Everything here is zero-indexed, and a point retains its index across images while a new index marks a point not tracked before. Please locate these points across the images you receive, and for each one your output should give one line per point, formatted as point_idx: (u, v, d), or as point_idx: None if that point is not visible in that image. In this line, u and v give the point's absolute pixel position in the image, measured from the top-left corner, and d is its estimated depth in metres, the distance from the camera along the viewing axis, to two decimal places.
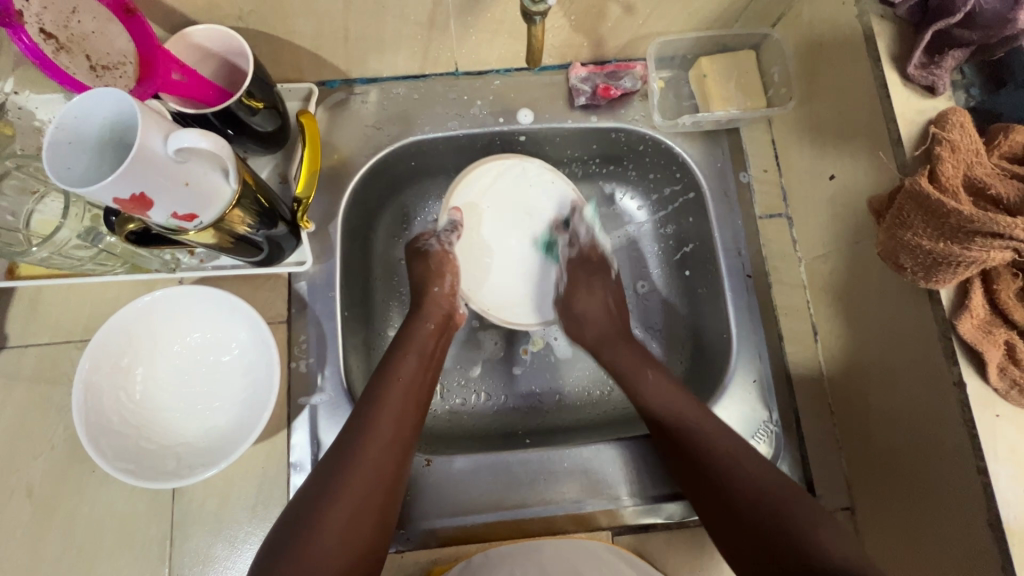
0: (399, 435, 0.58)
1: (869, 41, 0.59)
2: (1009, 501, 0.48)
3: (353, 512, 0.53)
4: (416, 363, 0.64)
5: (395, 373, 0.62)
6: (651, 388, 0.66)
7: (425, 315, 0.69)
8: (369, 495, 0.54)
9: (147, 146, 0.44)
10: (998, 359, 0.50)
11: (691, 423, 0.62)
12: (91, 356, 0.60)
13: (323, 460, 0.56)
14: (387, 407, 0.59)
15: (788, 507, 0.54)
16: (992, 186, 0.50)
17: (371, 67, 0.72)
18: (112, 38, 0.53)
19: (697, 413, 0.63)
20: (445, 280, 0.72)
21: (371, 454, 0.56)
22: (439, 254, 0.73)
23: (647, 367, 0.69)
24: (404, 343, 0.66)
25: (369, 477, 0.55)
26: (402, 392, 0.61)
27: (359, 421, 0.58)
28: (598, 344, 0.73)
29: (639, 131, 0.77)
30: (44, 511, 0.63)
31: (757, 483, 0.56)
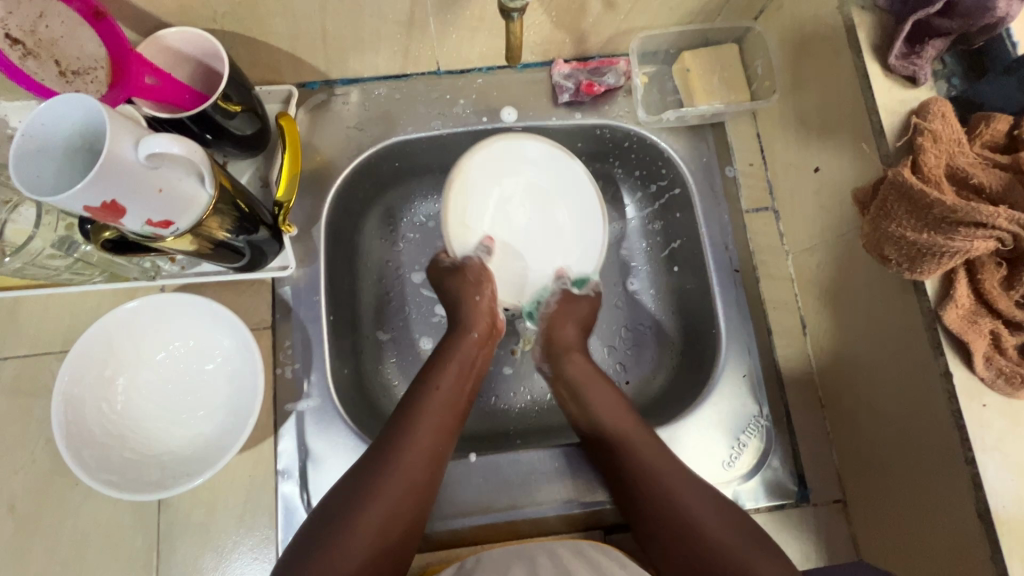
0: (433, 447, 0.59)
1: (850, 32, 0.59)
2: (998, 491, 0.48)
3: (384, 523, 0.54)
4: (456, 374, 0.65)
5: (435, 385, 0.63)
6: (578, 374, 0.69)
7: (467, 326, 0.68)
8: (400, 506, 0.56)
9: (117, 153, 0.43)
10: (984, 349, 0.50)
11: (634, 440, 0.64)
12: (71, 367, 0.59)
13: (355, 469, 0.57)
14: (424, 422, 0.60)
15: (677, 502, 0.60)
16: (975, 175, 0.50)
17: (351, 68, 0.71)
18: (81, 42, 0.51)
19: (649, 450, 0.63)
20: (485, 291, 0.68)
21: (405, 467, 0.57)
22: (477, 266, 0.68)
23: (599, 379, 0.68)
24: (445, 355, 0.66)
25: (399, 489, 0.56)
26: (439, 406, 0.62)
27: (395, 432, 0.59)
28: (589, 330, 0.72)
29: (624, 127, 0.77)
30: (26, 527, 0.62)
31: (699, 511, 0.59)
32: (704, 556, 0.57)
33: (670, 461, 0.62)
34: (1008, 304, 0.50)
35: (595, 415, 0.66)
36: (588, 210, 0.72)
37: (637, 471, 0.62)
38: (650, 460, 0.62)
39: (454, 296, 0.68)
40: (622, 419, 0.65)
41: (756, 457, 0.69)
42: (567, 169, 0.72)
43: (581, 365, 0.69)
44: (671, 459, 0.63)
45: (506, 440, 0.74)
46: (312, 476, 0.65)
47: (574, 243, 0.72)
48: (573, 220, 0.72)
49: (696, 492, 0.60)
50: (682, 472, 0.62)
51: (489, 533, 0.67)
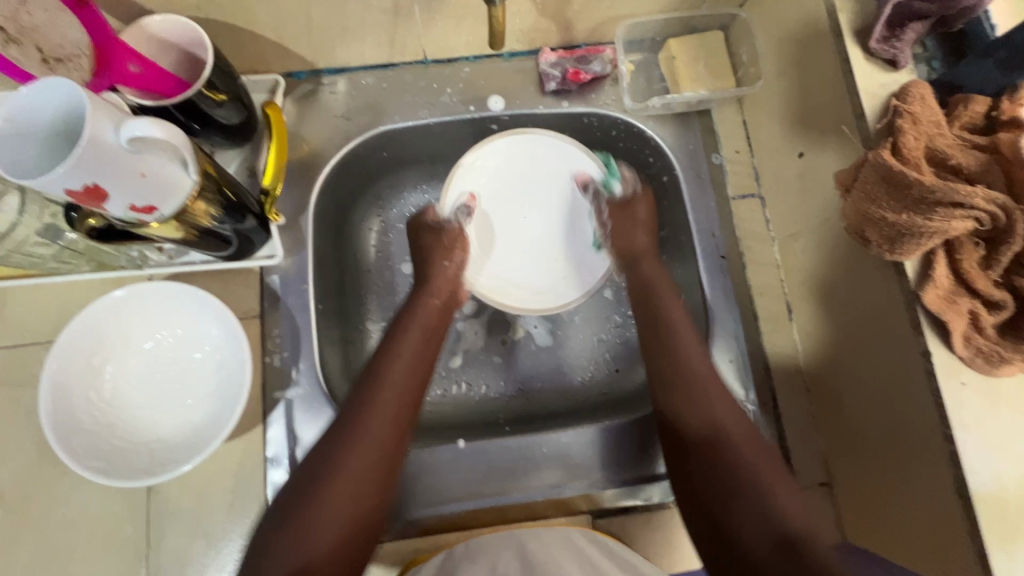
0: (401, 412, 0.57)
1: (832, 17, 0.59)
2: (976, 469, 0.49)
3: (358, 485, 0.52)
4: (419, 337, 0.64)
5: (396, 350, 0.62)
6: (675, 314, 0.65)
7: (430, 292, 0.69)
8: (374, 471, 0.54)
9: (98, 135, 0.43)
10: (963, 328, 0.50)
11: (693, 384, 0.60)
12: (58, 355, 0.59)
13: (325, 435, 0.55)
14: (388, 387, 0.58)
15: (723, 446, 0.54)
16: (953, 157, 0.51)
17: (337, 57, 0.72)
18: None
19: (721, 400, 0.58)
20: (454, 257, 0.72)
21: (374, 434, 0.55)
22: (455, 230, 0.73)
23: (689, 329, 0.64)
24: (405, 322, 0.65)
25: (371, 454, 0.54)
26: (406, 370, 0.60)
27: (361, 395, 0.57)
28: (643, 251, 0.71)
29: (611, 114, 0.77)
30: (16, 515, 0.62)
31: (745, 449, 0.54)
32: (731, 487, 0.51)
33: (729, 409, 0.57)
34: (986, 284, 0.50)
35: (688, 361, 0.61)
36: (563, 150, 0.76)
37: (704, 426, 0.56)
38: (697, 407, 0.58)
39: (426, 251, 0.72)
40: (698, 367, 0.61)
41: None
42: (516, 143, 0.76)
43: (677, 313, 0.65)
44: (734, 416, 0.57)
45: (495, 428, 0.75)
46: (301, 464, 0.66)
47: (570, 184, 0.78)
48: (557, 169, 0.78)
49: (769, 455, 0.53)
50: (749, 428, 0.56)
51: (479, 518, 0.68)
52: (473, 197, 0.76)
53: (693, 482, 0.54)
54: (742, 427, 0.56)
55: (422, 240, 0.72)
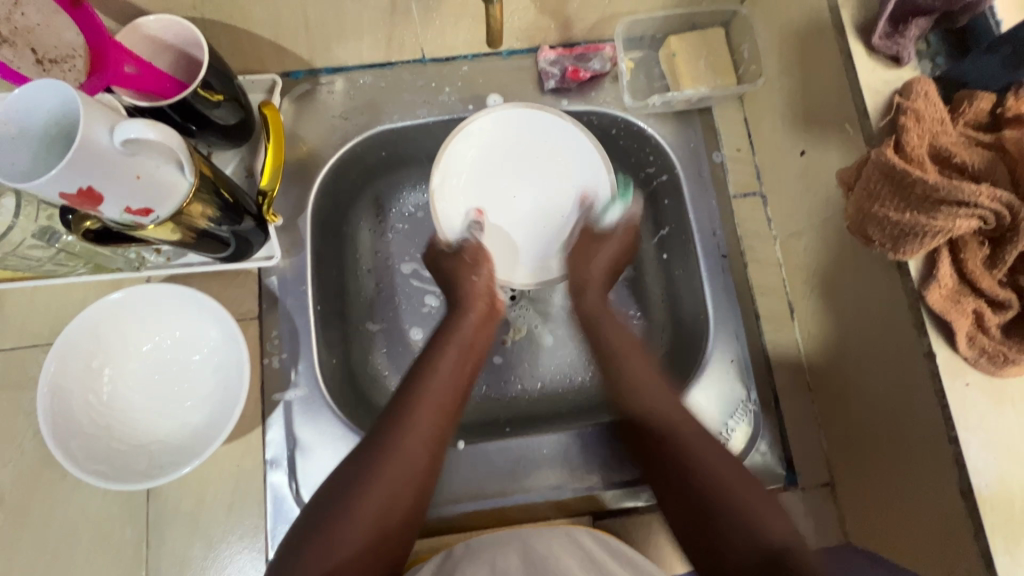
0: (436, 431, 0.59)
1: (834, 13, 0.58)
2: (981, 470, 0.48)
3: (387, 502, 0.54)
4: (456, 356, 0.65)
5: (434, 366, 0.63)
6: (617, 340, 0.69)
7: (467, 306, 0.69)
8: (403, 488, 0.55)
9: (90, 137, 0.42)
10: (967, 328, 0.50)
11: (649, 388, 0.64)
12: (57, 357, 0.59)
13: (356, 450, 0.57)
14: (426, 404, 0.59)
15: (693, 449, 0.58)
16: (958, 154, 0.50)
17: (335, 56, 0.71)
18: (58, 30, 0.52)
19: (665, 404, 0.62)
20: (482, 271, 0.70)
21: (410, 451, 0.56)
22: (474, 245, 0.71)
23: (636, 348, 0.68)
24: (445, 338, 0.66)
25: (404, 471, 0.55)
26: (443, 386, 0.61)
27: (398, 411, 0.58)
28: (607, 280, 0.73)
29: (611, 113, 0.76)
30: (15, 518, 0.62)
31: (715, 468, 0.56)
32: (726, 498, 0.53)
33: (672, 407, 0.62)
34: (992, 284, 0.50)
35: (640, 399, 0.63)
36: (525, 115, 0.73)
37: (663, 420, 0.61)
38: (666, 415, 0.61)
39: (452, 274, 0.71)
40: (661, 403, 0.62)
41: (744, 442, 0.69)
42: (476, 131, 0.73)
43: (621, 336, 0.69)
44: (709, 443, 0.58)
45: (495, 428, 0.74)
46: (300, 465, 0.65)
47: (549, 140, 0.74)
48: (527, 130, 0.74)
49: (719, 453, 0.57)
50: (726, 452, 0.57)
51: (479, 519, 0.67)
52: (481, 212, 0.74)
53: (674, 489, 0.57)
54: (714, 447, 0.58)
55: (443, 263, 0.72)
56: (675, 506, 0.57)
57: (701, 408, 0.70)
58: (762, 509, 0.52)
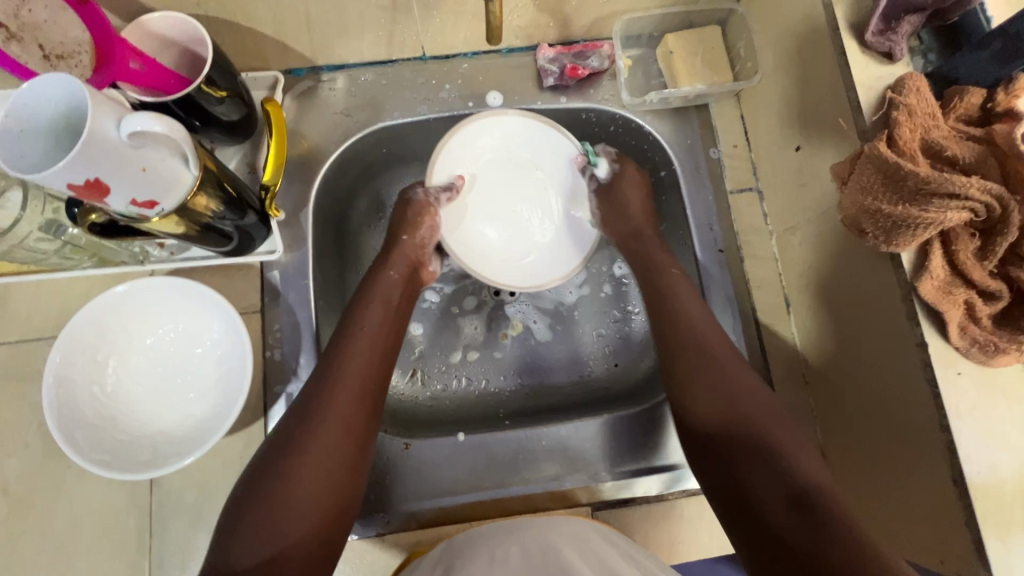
0: (362, 390, 0.58)
1: (828, 10, 0.59)
2: (971, 457, 0.49)
3: (326, 458, 0.53)
4: (382, 312, 0.65)
5: (361, 325, 0.62)
6: (677, 292, 0.67)
7: (389, 263, 0.69)
8: (340, 450, 0.54)
9: (98, 129, 0.43)
10: (959, 319, 0.51)
11: (707, 342, 0.62)
12: (62, 349, 0.60)
13: (292, 410, 0.56)
14: (347, 360, 0.59)
15: (745, 417, 0.57)
16: (948, 148, 0.51)
17: (336, 53, 0.72)
18: (65, 27, 0.53)
19: (736, 367, 0.61)
20: (420, 232, 0.71)
21: (332, 407, 0.56)
22: (424, 201, 0.70)
23: (695, 298, 0.66)
24: (368, 294, 0.66)
25: (336, 430, 0.55)
26: (368, 345, 0.61)
27: (327, 371, 0.58)
28: (629, 233, 0.73)
29: (609, 110, 0.77)
30: (19, 509, 0.63)
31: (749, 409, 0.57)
32: (753, 443, 0.55)
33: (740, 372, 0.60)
34: (982, 275, 0.51)
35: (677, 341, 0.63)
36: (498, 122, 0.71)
37: (698, 363, 0.61)
38: (725, 381, 0.59)
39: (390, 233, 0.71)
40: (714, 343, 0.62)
41: None
42: (461, 145, 0.71)
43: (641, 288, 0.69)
44: (758, 398, 0.58)
45: (495, 421, 0.75)
46: None
47: (530, 139, 0.73)
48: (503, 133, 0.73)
49: (756, 396, 0.58)
50: (769, 407, 0.57)
51: (478, 511, 0.68)
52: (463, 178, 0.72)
53: (702, 437, 0.58)
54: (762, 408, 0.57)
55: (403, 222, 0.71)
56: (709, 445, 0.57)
57: None
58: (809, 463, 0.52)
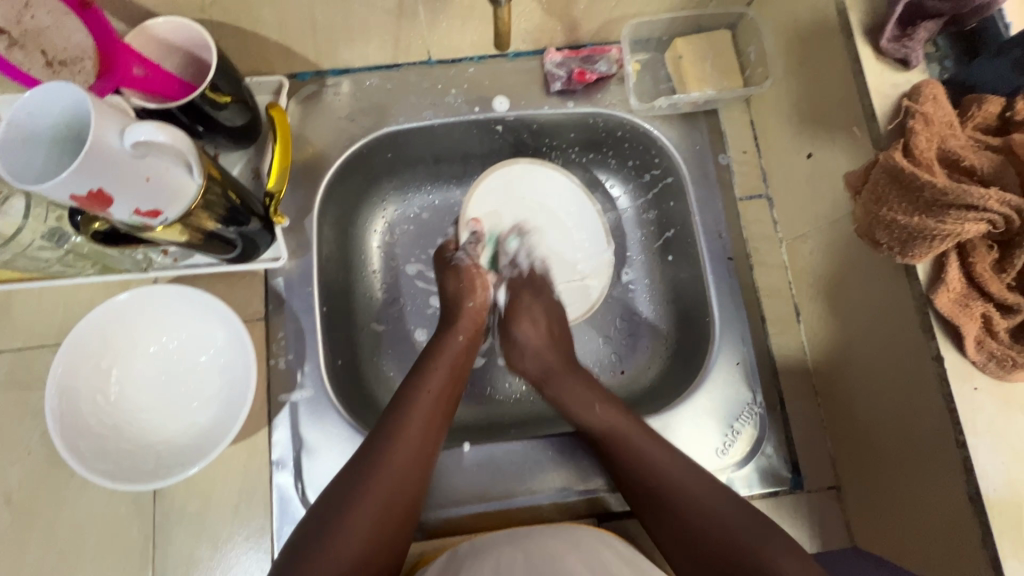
0: (425, 448, 0.59)
1: (841, 16, 0.58)
2: (988, 474, 0.48)
3: (380, 518, 0.54)
4: (447, 374, 0.66)
5: (425, 384, 0.63)
6: (572, 397, 0.67)
7: (458, 328, 0.71)
8: (393, 509, 0.55)
9: (102, 140, 0.43)
10: (975, 332, 0.50)
11: (631, 438, 0.62)
12: (64, 358, 0.59)
13: (348, 467, 0.57)
14: (415, 422, 0.60)
15: (698, 509, 0.56)
16: (965, 158, 0.50)
17: (341, 57, 0.71)
18: (69, 32, 0.51)
19: (657, 450, 0.61)
20: (477, 295, 0.73)
21: (399, 466, 0.57)
22: (471, 269, 0.74)
23: (591, 390, 0.68)
24: (434, 355, 0.67)
25: (390, 487, 0.55)
26: (432, 404, 0.62)
27: (387, 429, 0.59)
28: (541, 374, 0.71)
29: (617, 115, 0.76)
30: (22, 518, 0.62)
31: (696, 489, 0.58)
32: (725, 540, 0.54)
33: (676, 465, 0.60)
34: (1000, 288, 0.49)
35: (587, 424, 0.65)
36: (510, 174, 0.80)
37: (626, 457, 0.62)
38: (649, 465, 0.60)
39: (450, 296, 0.73)
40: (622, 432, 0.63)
41: (750, 444, 0.69)
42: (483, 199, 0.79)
43: (576, 391, 0.68)
44: (688, 472, 0.59)
45: (501, 430, 0.74)
46: (306, 466, 0.65)
47: (542, 187, 0.80)
48: (518, 184, 0.80)
49: (683, 466, 0.60)
50: (689, 465, 0.60)
51: (484, 522, 0.67)
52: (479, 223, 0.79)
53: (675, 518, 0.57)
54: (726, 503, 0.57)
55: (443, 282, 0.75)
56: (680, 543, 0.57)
57: (708, 411, 0.70)
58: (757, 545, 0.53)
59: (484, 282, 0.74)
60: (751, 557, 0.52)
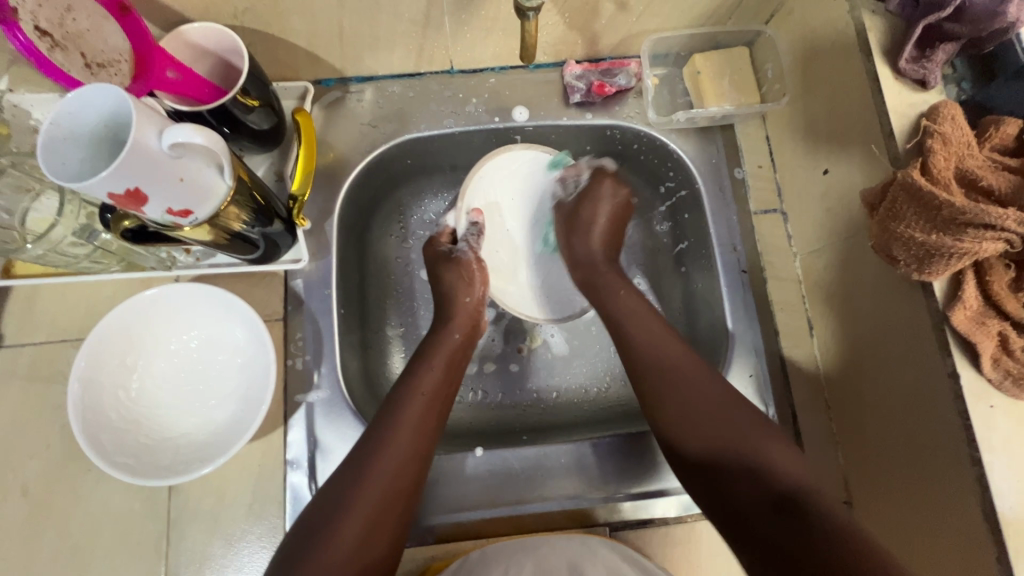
0: (416, 452, 0.58)
1: (861, 36, 0.59)
2: (1004, 493, 0.48)
3: (373, 520, 0.53)
4: (441, 370, 0.65)
5: (418, 387, 0.62)
6: (626, 309, 0.67)
7: (451, 325, 0.69)
8: (385, 513, 0.54)
9: (141, 141, 0.44)
10: (991, 350, 0.50)
11: (670, 351, 0.63)
12: (88, 353, 0.60)
13: (340, 470, 0.56)
14: (404, 424, 0.59)
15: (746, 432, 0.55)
16: (983, 178, 0.50)
17: (365, 66, 0.73)
18: (105, 36, 0.53)
19: (706, 380, 0.60)
20: (475, 291, 0.72)
21: (387, 470, 0.55)
22: (473, 264, 0.72)
23: (649, 312, 0.67)
24: (429, 356, 0.66)
25: (384, 492, 0.55)
26: (423, 406, 0.61)
27: (377, 434, 0.58)
28: (586, 259, 0.73)
29: (634, 128, 0.77)
30: (38, 511, 0.63)
31: (793, 472, 0.52)
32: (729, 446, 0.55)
33: (725, 392, 0.59)
34: (1016, 306, 0.50)
35: (637, 348, 0.64)
36: (506, 163, 0.76)
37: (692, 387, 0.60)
38: (659, 347, 0.63)
39: (447, 291, 0.72)
40: (682, 363, 0.61)
41: None
42: (482, 188, 0.76)
43: (628, 299, 0.68)
44: (747, 412, 0.57)
45: (512, 436, 0.75)
46: (320, 467, 0.66)
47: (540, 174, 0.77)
48: (516, 174, 0.77)
49: (748, 412, 0.57)
50: (740, 403, 0.58)
51: (495, 526, 0.67)
52: (479, 212, 0.75)
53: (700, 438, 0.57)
54: (743, 415, 0.57)
55: (440, 275, 0.72)
56: (707, 462, 0.56)
57: None
58: (703, 422, 0.57)
59: (485, 277, 0.73)
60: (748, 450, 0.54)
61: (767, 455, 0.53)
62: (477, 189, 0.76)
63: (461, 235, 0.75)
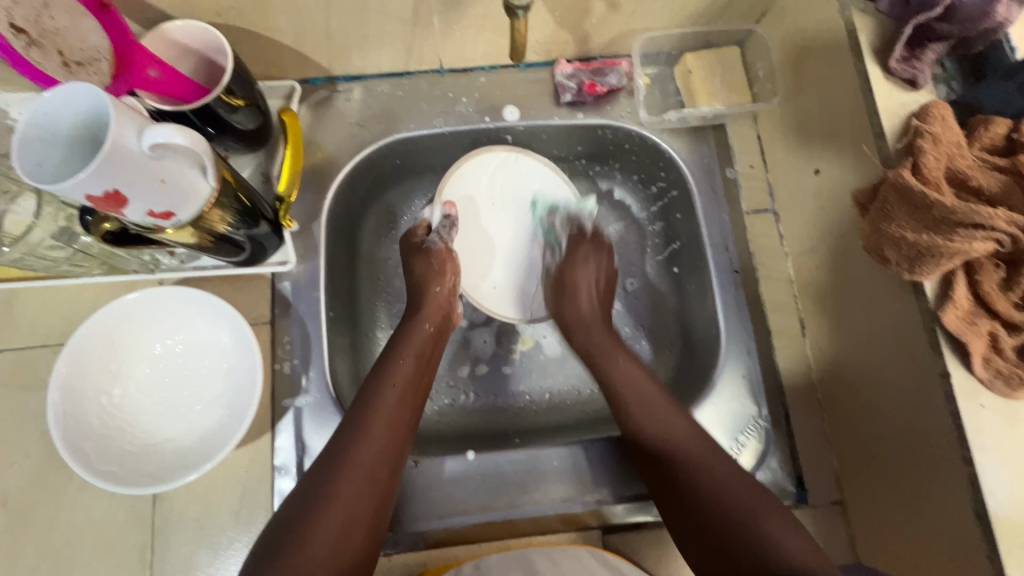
0: (390, 444, 0.57)
1: (851, 35, 0.59)
2: (995, 492, 0.48)
3: (347, 519, 0.51)
4: (414, 363, 0.64)
5: (392, 378, 0.61)
6: (622, 380, 0.65)
7: (423, 317, 0.68)
8: (358, 509, 0.52)
9: (120, 142, 0.42)
10: (982, 349, 0.50)
11: (678, 436, 0.59)
12: (68, 359, 0.58)
13: (317, 464, 0.55)
14: (378, 417, 0.58)
15: (751, 515, 0.50)
16: (973, 177, 0.50)
17: (354, 64, 0.71)
18: (84, 33, 0.51)
19: (711, 456, 0.56)
20: (446, 280, 0.71)
21: (362, 463, 0.54)
22: (443, 253, 0.71)
23: (643, 374, 0.65)
24: (401, 346, 0.65)
25: (360, 486, 0.53)
26: (397, 400, 0.60)
27: (353, 427, 0.57)
28: (579, 333, 0.71)
29: (626, 127, 0.77)
30: (19, 519, 0.61)
31: (798, 550, 0.46)
32: (724, 515, 0.51)
33: (721, 460, 0.56)
34: (1007, 306, 0.50)
35: (639, 427, 0.61)
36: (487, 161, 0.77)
37: (668, 442, 0.59)
38: (654, 414, 0.61)
39: (419, 281, 0.70)
40: (674, 429, 0.59)
41: (756, 457, 0.69)
42: (461, 183, 0.76)
43: (630, 372, 0.65)
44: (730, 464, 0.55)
45: (503, 440, 0.74)
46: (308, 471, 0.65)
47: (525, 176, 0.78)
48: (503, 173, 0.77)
49: (726, 466, 0.55)
50: (734, 468, 0.55)
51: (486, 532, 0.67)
52: (451, 205, 0.74)
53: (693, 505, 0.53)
54: (727, 470, 0.55)
55: (411, 265, 0.72)
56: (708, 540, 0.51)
57: (713, 422, 0.70)
58: (707, 479, 0.54)
59: (456, 267, 0.72)
60: (749, 524, 0.49)
61: (770, 536, 0.48)
62: (455, 185, 0.75)
63: (434, 227, 0.73)
